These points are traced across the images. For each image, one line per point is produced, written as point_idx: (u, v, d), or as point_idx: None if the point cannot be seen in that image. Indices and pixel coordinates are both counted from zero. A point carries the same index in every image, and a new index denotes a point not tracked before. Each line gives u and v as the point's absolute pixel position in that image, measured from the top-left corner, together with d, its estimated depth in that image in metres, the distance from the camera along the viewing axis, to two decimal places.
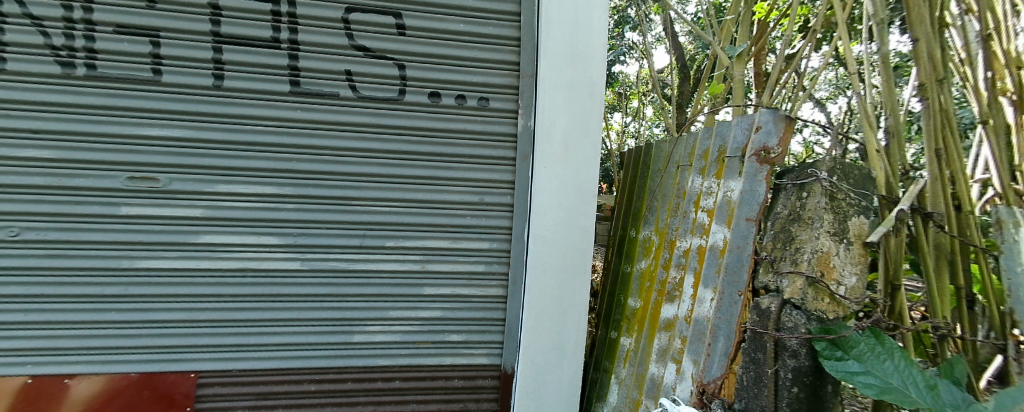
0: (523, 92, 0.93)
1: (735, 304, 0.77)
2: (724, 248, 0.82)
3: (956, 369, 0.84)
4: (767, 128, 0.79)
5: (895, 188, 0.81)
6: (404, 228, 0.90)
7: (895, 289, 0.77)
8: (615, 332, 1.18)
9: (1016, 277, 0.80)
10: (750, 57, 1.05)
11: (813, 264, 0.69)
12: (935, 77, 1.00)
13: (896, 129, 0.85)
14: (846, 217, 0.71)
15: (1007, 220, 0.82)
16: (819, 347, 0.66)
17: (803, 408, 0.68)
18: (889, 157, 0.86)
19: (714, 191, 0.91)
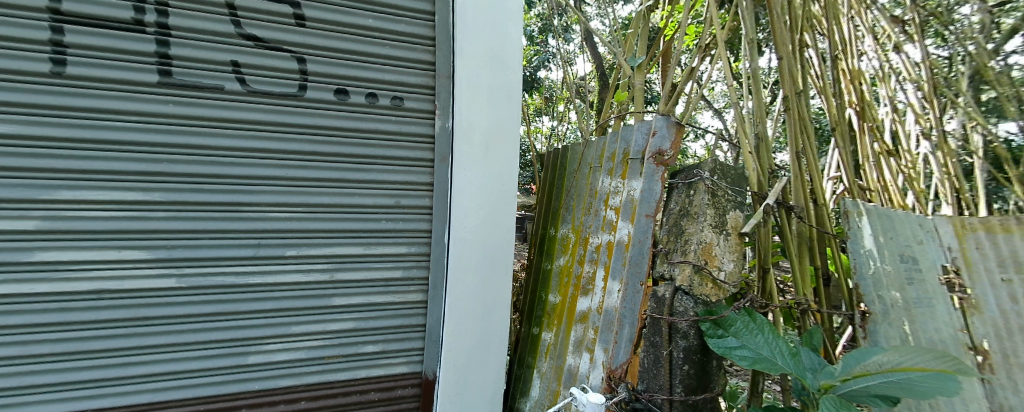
0: (440, 93, 0.92)
1: (638, 294, 0.83)
2: (628, 243, 0.89)
3: (816, 337, 1.00)
4: (662, 132, 0.88)
5: (764, 185, 0.94)
6: (308, 234, 0.84)
7: (767, 272, 0.89)
8: (536, 329, 1.22)
9: (859, 256, 0.96)
10: (648, 68, 1.15)
11: (698, 254, 0.79)
12: (794, 91, 1.18)
13: (764, 134, 0.99)
14: (725, 211, 0.82)
15: (851, 210, 0.99)
16: (704, 328, 0.76)
17: (693, 382, 0.79)
18: (760, 158, 1.00)
19: (620, 191, 0.99)
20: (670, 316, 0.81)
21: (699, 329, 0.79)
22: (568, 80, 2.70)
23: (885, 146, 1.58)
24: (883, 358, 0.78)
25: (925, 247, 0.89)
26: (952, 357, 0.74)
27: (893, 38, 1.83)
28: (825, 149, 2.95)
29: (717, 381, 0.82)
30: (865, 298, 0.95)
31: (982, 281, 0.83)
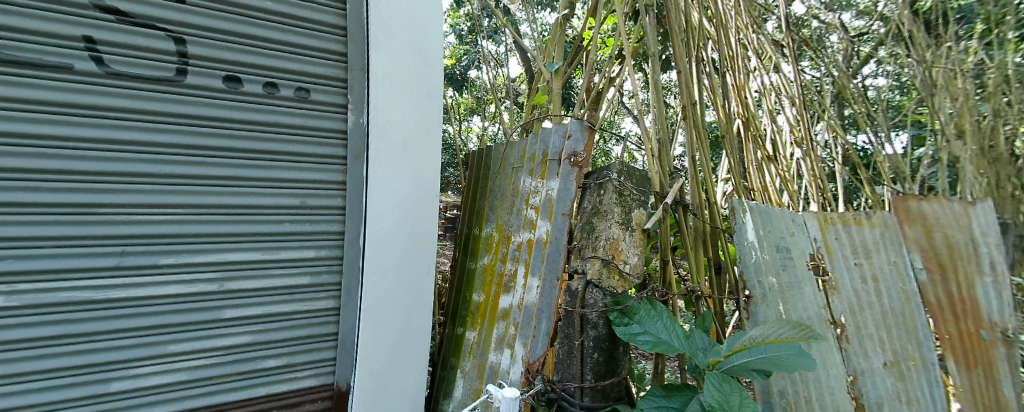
0: (353, 87, 0.87)
1: (554, 288, 0.87)
2: (546, 240, 0.93)
3: (707, 320, 1.13)
4: (576, 135, 0.94)
5: (664, 185, 1.05)
6: (192, 240, 0.74)
7: (667, 264, 1.00)
8: (461, 328, 1.20)
9: (746, 247, 1.17)
10: (566, 73, 1.20)
11: (607, 249, 0.86)
12: (690, 102, 1.34)
13: (661, 139, 1.12)
14: (631, 209, 0.91)
15: (737, 208, 1.15)
16: (613, 317, 0.83)
17: (601, 369, 0.85)
18: (661, 161, 1.11)
19: (539, 190, 1.02)
20: (582, 308, 0.87)
21: (607, 318, 0.86)
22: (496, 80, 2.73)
23: (766, 152, 1.84)
24: (752, 333, 0.92)
25: (796, 239, 1.12)
26: (806, 326, 0.90)
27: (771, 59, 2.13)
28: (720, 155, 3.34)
29: (624, 365, 0.89)
30: (748, 284, 1.16)
31: (840, 265, 1.07)
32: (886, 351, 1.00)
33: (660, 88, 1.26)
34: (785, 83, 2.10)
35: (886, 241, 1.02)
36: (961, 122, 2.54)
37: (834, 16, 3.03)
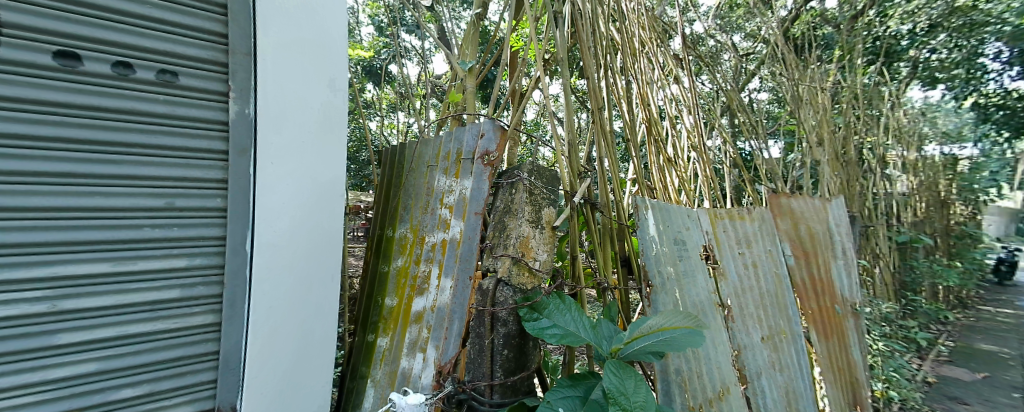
0: (236, 72, 0.77)
1: (467, 289, 0.87)
2: (459, 240, 0.92)
3: (612, 309, 1.24)
4: (488, 135, 0.95)
5: (574, 185, 1.12)
6: (7, 251, 0.58)
7: (577, 259, 1.07)
8: (372, 335, 1.13)
9: (646, 239, 1.50)
10: (479, 72, 1.20)
11: (518, 246, 0.89)
12: (597, 106, 1.44)
13: (570, 140, 1.18)
14: (541, 207, 0.95)
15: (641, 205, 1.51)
16: (523, 313, 0.85)
17: (511, 364, 0.87)
18: (571, 161, 1.17)
19: (453, 189, 1.01)
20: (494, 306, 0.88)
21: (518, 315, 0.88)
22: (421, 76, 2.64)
23: (666, 155, 2.06)
24: (651, 321, 1.02)
25: (689, 231, 1.73)
26: (693, 314, 1.04)
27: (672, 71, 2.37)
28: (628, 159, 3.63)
29: (533, 359, 0.93)
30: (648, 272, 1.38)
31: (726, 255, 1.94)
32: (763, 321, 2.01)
33: (571, 92, 1.34)
34: (683, 93, 2.36)
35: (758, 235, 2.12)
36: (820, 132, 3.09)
37: (723, 36, 3.47)
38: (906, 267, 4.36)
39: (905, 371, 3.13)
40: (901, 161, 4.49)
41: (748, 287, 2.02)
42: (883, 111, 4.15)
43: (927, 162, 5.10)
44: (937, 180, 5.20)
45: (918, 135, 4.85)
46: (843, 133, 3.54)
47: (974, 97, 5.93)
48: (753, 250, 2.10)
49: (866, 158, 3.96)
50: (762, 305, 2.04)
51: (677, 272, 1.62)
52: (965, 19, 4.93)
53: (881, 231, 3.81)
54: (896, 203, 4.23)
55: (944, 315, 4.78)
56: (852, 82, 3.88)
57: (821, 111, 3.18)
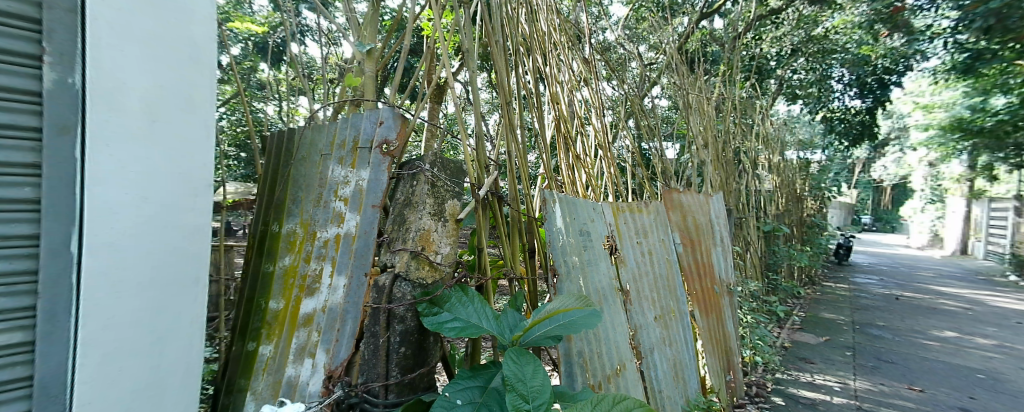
0: (56, 31, 0.60)
1: (361, 286, 0.83)
2: (355, 234, 0.87)
3: (519, 299, 1.27)
4: (388, 123, 0.90)
5: (481, 179, 1.12)
6: None
7: (481, 251, 1.08)
8: (253, 344, 0.99)
9: (553, 231, 1.59)
10: (378, 56, 1.13)
11: (417, 240, 0.88)
12: (507, 100, 1.46)
13: (478, 132, 1.17)
14: (445, 200, 0.94)
15: (548, 199, 1.60)
16: (422, 308, 0.86)
17: (407, 360, 0.87)
18: (478, 153, 1.16)
19: (349, 180, 0.93)
20: (390, 303, 0.86)
21: (416, 309, 0.88)
22: (330, 60, 2.41)
23: (573, 153, 2.19)
24: (553, 304, 1.06)
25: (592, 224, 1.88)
26: (581, 295, 1.13)
27: (584, 75, 2.53)
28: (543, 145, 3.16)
29: (433, 354, 0.94)
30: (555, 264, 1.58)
31: (628, 245, 2.18)
32: (659, 307, 2.30)
33: (479, 83, 1.33)
34: (592, 98, 2.54)
35: (654, 224, 2.44)
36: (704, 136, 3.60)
37: (630, 46, 3.75)
38: (767, 252, 5.23)
39: (765, 338, 3.77)
40: (767, 163, 5.35)
41: (645, 272, 2.26)
42: (755, 121, 4.89)
43: (787, 165, 6.14)
44: (792, 179, 6.31)
45: (781, 142, 5.82)
46: (724, 139, 4.11)
47: (822, 112, 7.27)
48: (649, 239, 2.36)
49: (741, 160, 4.65)
50: (655, 288, 2.31)
51: (582, 261, 1.74)
52: (818, 46, 6.15)
53: (751, 221, 4.51)
54: (762, 198, 5.05)
55: (794, 290, 5.84)
56: (732, 95, 4.51)
57: (706, 119, 3.67)
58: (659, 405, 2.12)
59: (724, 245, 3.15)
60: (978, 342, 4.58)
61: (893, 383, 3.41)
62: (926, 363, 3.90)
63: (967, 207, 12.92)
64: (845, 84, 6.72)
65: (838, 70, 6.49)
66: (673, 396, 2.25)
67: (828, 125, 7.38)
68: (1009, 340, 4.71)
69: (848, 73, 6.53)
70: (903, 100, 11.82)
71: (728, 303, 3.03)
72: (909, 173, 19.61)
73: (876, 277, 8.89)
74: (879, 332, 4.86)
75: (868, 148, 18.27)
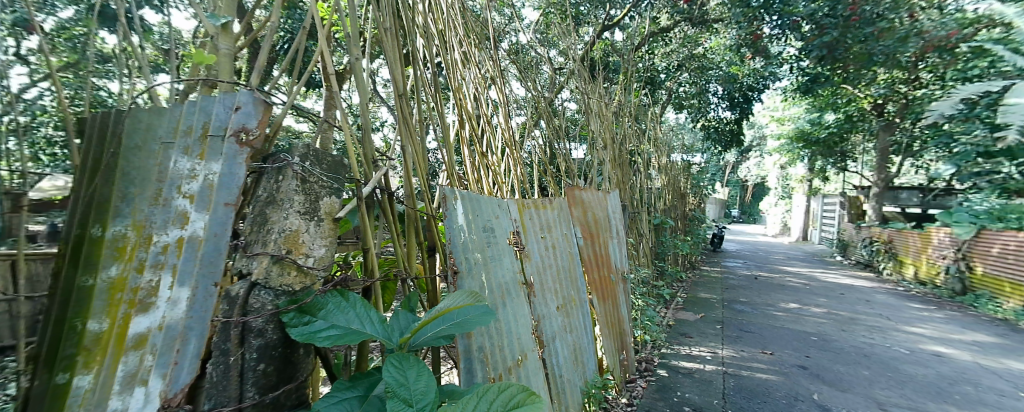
0: None
1: (210, 299, 0.76)
2: (202, 238, 0.77)
3: (413, 300, 1.19)
4: (246, 109, 0.81)
5: (369, 173, 1.06)
6: None
7: (368, 251, 1.01)
8: (64, 376, 0.68)
9: (453, 227, 1.57)
10: (237, 32, 0.97)
11: (282, 242, 0.81)
12: (400, 92, 1.39)
13: (366, 122, 1.09)
14: (317, 199, 0.89)
15: (448, 195, 1.55)
16: (288, 318, 0.78)
17: (266, 379, 0.80)
18: (365, 147, 1.08)
19: (196, 175, 0.78)
20: (243, 315, 0.78)
21: (278, 319, 0.82)
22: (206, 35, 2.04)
23: (477, 149, 2.19)
24: (446, 302, 1.05)
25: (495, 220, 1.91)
26: (472, 291, 1.14)
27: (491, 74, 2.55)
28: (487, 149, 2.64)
29: (303, 368, 0.89)
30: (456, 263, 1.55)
31: (530, 240, 2.25)
32: (559, 298, 2.43)
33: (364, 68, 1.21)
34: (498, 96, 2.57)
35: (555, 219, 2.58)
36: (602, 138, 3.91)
37: (542, 49, 3.89)
38: (656, 243, 5.88)
39: (653, 319, 4.25)
40: (657, 164, 6.02)
41: (548, 265, 2.38)
42: (648, 127, 5.45)
43: (673, 166, 6.97)
44: (676, 179, 7.16)
45: (668, 146, 6.58)
46: (620, 142, 4.49)
47: (702, 121, 8.43)
48: (552, 234, 2.51)
49: (636, 161, 5.13)
50: (557, 280, 2.45)
51: (485, 257, 1.76)
52: (698, 63, 7.15)
53: (642, 216, 5.03)
54: (653, 195, 5.67)
55: (678, 276, 6.67)
56: (628, 102, 4.99)
57: (604, 122, 3.96)
58: (559, 390, 2.24)
59: (618, 238, 3.49)
60: (810, 311, 5.72)
61: (750, 349, 4.11)
62: (774, 330, 4.76)
63: (808, 202, 16.05)
64: (718, 98, 7.90)
65: (713, 85, 7.61)
66: (573, 379, 2.40)
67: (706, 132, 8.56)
68: (831, 307, 5.96)
69: (721, 89, 7.67)
70: (762, 114, 14.28)
71: (621, 289, 3.35)
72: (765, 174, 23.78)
73: (741, 261, 10.64)
74: (742, 307, 5.79)
75: (735, 153, 21.60)
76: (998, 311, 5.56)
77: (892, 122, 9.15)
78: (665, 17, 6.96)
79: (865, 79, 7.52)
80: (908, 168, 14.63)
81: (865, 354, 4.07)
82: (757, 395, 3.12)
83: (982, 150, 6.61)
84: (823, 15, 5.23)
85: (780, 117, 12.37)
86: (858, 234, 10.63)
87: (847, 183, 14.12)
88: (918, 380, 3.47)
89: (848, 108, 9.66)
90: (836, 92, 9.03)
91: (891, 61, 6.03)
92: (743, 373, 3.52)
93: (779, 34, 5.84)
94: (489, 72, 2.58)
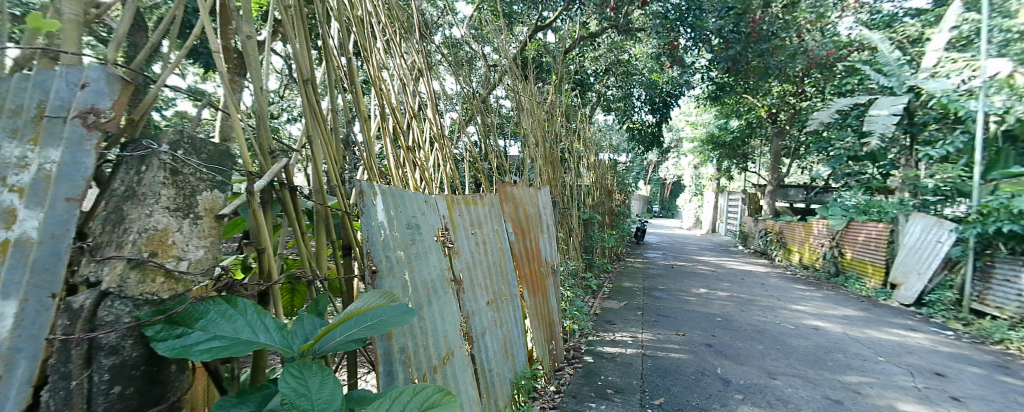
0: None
1: (45, 312, 0.62)
2: (35, 241, 0.62)
3: (321, 303, 1.09)
4: (96, 86, 0.68)
5: (264, 167, 0.97)
6: None
7: (263, 252, 0.90)
8: None
9: (373, 226, 1.47)
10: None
11: (142, 244, 0.71)
12: (303, 78, 1.27)
13: (260, 109, 0.98)
14: (193, 195, 0.80)
15: (365, 191, 1.45)
16: (153, 332, 0.68)
17: (122, 402, 0.69)
18: (259, 138, 0.98)
19: (25, 164, 0.63)
20: (89, 330, 0.66)
21: (140, 333, 0.71)
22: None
23: (402, 143, 2.10)
24: (357, 304, 1.00)
25: (419, 216, 1.85)
26: (387, 291, 1.11)
27: (420, 67, 2.46)
28: (428, 143, 2.57)
29: (173, 384, 0.79)
30: (375, 263, 1.46)
31: (459, 237, 2.23)
32: (488, 293, 2.44)
33: (255, 44, 1.05)
34: (426, 89, 2.47)
35: (485, 215, 2.59)
36: (533, 135, 3.98)
37: (476, 44, 3.84)
38: (585, 237, 6.18)
39: (581, 309, 4.47)
40: (587, 162, 6.29)
41: (478, 261, 2.38)
42: (578, 126, 5.67)
43: (601, 165, 7.34)
44: (604, 177, 7.56)
45: (596, 145, 6.91)
46: (551, 140, 4.62)
47: (628, 122, 9.00)
48: (483, 230, 2.51)
49: (567, 159, 5.31)
50: (488, 275, 2.46)
51: (408, 255, 1.70)
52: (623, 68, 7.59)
53: (572, 212, 5.25)
54: (582, 192, 5.93)
55: (605, 267, 7.09)
56: (561, 101, 5.13)
57: (536, 120, 4.02)
58: (489, 384, 2.24)
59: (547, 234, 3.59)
60: (716, 295, 6.42)
61: (666, 332, 4.51)
62: (685, 314, 5.27)
63: (717, 199, 17.95)
64: (641, 102, 8.48)
65: (636, 90, 8.15)
66: (502, 372, 2.43)
67: (631, 133, 9.14)
68: (734, 291, 6.74)
69: (643, 93, 8.24)
70: (678, 119, 15.66)
71: (550, 281, 3.45)
72: (682, 173, 26.06)
73: (660, 252, 11.61)
74: (661, 294, 6.33)
75: (656, 153, 23.40)
76: (863, 289, 6.72)
77: (783, 129, 10.55)
78: (594, 23, 7.23)
79: (761, 90, 8.58)
80: (796, 169, 16.94)
81: (759, 331, 4.67)
82: (670, 373, 3.43)
83: (852, 154, 7.85)
84: (729, 30, 5.81)
85: (693, 121, 13.63)
86: (756, 225, 12.14)
87: (748, 181, 16.00)
88: (799, 351, 4.04)
89: (747, 116, 10.93)
90: (739, 101, 10.19)
91: (782, 74, 6.93)
92: (659, 354, 3.85)
93: (692, 46, 6.42)
94: (417, 63, 2.48)
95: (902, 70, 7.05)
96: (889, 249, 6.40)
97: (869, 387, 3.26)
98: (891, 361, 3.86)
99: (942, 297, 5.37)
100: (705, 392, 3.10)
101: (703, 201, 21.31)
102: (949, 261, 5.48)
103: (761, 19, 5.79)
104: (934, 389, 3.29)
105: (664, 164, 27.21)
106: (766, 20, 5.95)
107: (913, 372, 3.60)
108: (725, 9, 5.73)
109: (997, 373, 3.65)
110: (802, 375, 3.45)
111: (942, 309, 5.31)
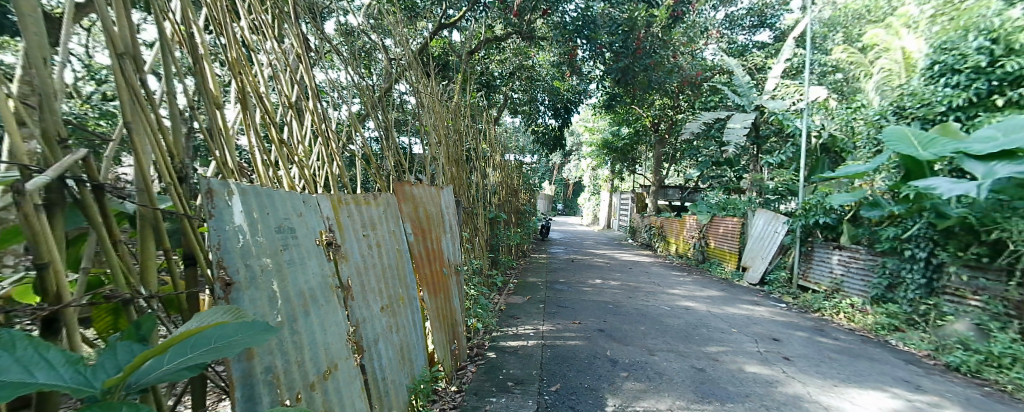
0: None
1: None
2: None
3: (145, 327, 0.91)
4: None
5: (50, 160, 0.77)
6: None
7: (46, 266, 0.71)
8: None
9: (226, 232, 1.27)
10: None
11: None
12: (116, 51, 1.03)
13: (41, 86, 0.78)
14: None
15: (216, 190, 1.24)
16: None
17: None
18: (44, 125, 0.78)
19: None
20: None
21: None
22: None
23: (273, 139, 1.85)
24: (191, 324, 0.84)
25: (293, 218, 1.66)
26: (235, 309, 0.96)
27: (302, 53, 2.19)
28: (313, 139, 2.30)
29: None
30: (231, 275, 1.26)
31: (348, 239, 2.07)
32: (382, 298, 2.31)
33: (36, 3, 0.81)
34: (306, 80, 2.21)
35: (380, 216, 2.46)
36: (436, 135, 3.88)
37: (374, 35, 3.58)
38: (490, 236, 6.25)
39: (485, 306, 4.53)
40: (493, 162, 6.37)
41: (370, 265, 2.24)
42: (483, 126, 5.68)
43: (506, 165, 7.51)
44: (510, 177, 7.75)
45: (502, 146, 7.05)
46: (456, 140, 4.56)
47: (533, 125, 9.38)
48: (376, 231, 2.38)
49: (473, 159, 5.30)
50: (382, 279, 2.34)
51: (278, 263, 1.51)
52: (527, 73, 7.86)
53: (477, 211, 5.26)
54: (488, 191, 5.97)
55: (510, 264, 7.27)
56: (469, 101, 5.09)
57: (438, 118, 3.91)
58: (381, 393, 2.12)
59: (448, 234, 3.53)
60: (609, 284, 7.08)
61: (564, 322, 4.81)
62: (581, 304, 5.69)
63: (610, 198, 19.79)
64: (545, 107, 8.91)
65: (541, 94, 8.53)
66: (397, 379, 2.31)
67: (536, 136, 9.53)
68: (625, 281, 7.49)
69: (547, 99, 8.66)
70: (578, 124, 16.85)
71: (452, 281, 3.41)
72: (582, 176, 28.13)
73: (562, 247, 12.33)
74: (561, 287, 6.74)
75: (560, 156, 24.77)
76: (722, 273, 8.06)
77: (664, 137, 12.07)
78: (499, 27, 7.32)
79: (645, 101, 9.69)
80: (673, 173, 19.58)
81: (643, 314, 5.27)
82: (567, 361, 3.66)
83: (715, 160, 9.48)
84: (619, 46, 6.44)
85: (590, 127, 14.82)
86: (643, 221, 13.71)
87: (635, 183, 17.97)
88: (672, 329, 4.67)
89: (636, 124, 12.23)
90: (628, 111, 11.35)
91: (661, 89, 7.92)
92: (558, 343, 4.10)
93: (589, 57, 6.97)
94: (297, 50, 2.20)
95: (750, 92, 8.59)
96: (741, 238, 7.92)
97: (725, 355, 3.91)
98: (741, 331, 4.70)
99: (778, 276, 6.70)
100: (597, 374, 3.40)
101: (599, 200, 23.35)
102: (783, 248, 6.86)
103: (644, 37, 6.53)
104: (772, 352, 4.07)
105: (564, 166, 29.08)
106: (648, 39, 6.69)
107: (756, 339, 4.43)
108: (615, 26, 6.31)
109: (814, 335, 4.66)
110: (674, 350, 4.00)
111: (779, 286, 6.63)
